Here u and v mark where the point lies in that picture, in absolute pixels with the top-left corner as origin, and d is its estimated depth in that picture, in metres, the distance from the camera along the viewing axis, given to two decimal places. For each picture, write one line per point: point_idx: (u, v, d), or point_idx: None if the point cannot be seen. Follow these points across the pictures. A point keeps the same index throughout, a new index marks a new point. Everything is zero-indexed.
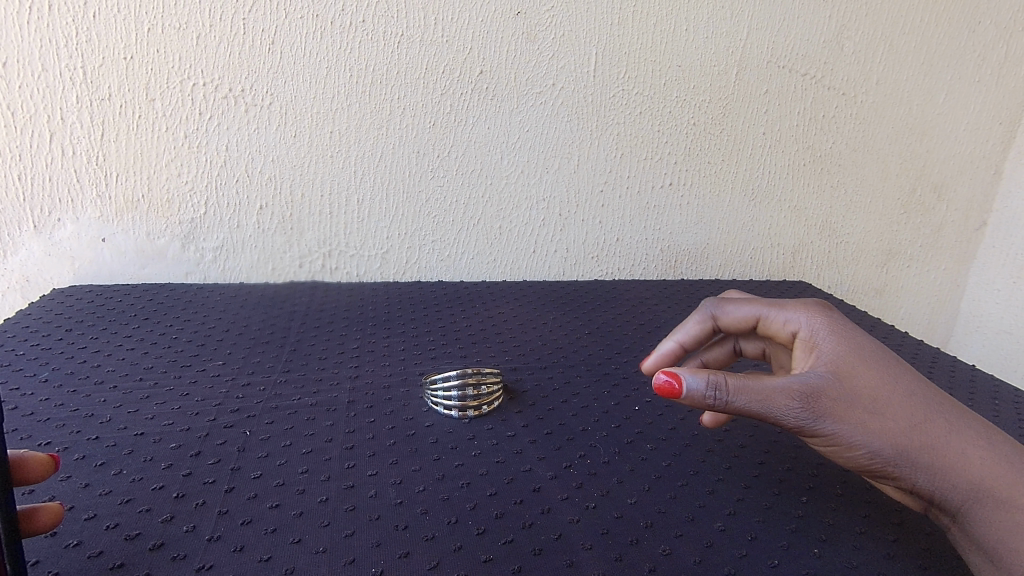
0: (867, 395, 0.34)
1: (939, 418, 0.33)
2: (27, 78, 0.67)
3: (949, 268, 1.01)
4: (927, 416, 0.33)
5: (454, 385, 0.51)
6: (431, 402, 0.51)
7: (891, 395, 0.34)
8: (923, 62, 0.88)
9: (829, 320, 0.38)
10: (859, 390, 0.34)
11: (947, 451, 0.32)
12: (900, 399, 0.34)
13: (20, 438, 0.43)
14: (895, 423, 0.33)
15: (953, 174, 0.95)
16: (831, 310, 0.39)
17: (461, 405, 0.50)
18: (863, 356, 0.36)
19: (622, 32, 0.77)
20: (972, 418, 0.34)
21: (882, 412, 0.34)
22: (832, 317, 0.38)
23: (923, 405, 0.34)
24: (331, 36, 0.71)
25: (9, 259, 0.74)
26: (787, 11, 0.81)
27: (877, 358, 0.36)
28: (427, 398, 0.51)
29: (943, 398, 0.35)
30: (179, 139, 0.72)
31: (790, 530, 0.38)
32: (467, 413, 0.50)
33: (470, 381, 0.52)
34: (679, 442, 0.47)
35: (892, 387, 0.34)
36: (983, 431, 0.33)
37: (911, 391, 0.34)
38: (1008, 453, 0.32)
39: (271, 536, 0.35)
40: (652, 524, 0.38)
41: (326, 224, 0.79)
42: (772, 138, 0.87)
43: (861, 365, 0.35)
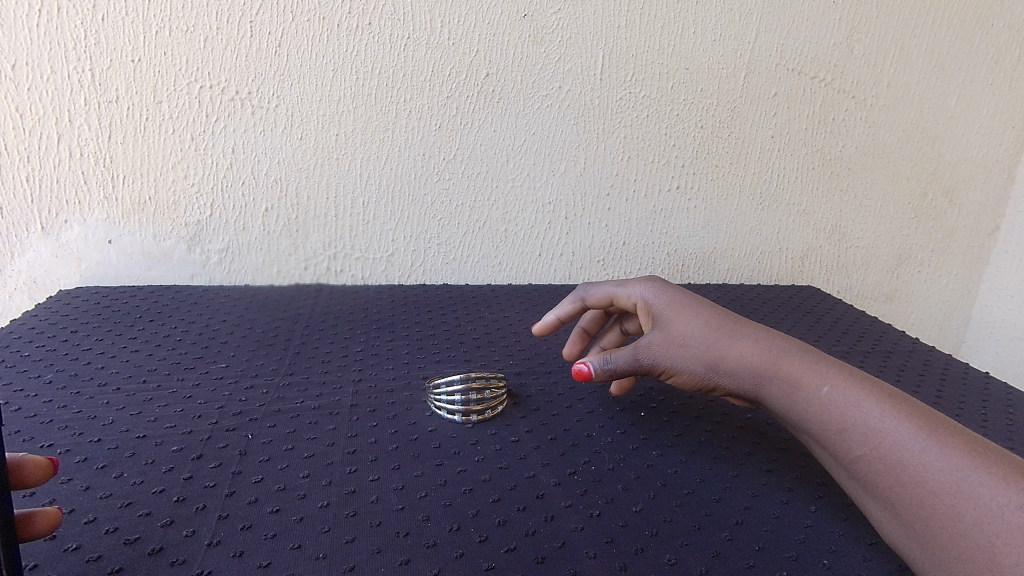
0: (672, 332, 0.44)
1: (729, 336, 0.42)
2: (36, 80, 0.67)
3: (960, 274, 1.00)
4: (719, 336, 0.42)
5: (456, 390, 0.50)
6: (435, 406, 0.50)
7: (695, 330, 0.43)
8: (934, 65, 0.87)
9: (652, 287, 0.48)
10: (667, 330, 0.44)
11: (734, 356, 0.41)
12: (698, 327, 0.43)
13: (22, 440, 0.43)
14: (698, 347, 0.43)
15: (965, 178, 0.94)
16: (656, 280, 0.49)
17: (464, 410, 0.49)
18: (674, 307, 0.45)
19: (629, 34, 0.77)
20: (759, 329, 0.43)
21: (687, 340, 0.43)
22: (655, 284, 0.48)
23: (718, 329, 0.43)
24: (337, 39, 0.71)
25: (17, 261, 0.74)
26: (796, 13, 0.80)
27: (683, 303, 0.45)
28: (430, 402, 0.51)
29: (737, 319, 0.44)
30: (185, 141, 0.72)
31: (799, 541, 0.37)
32: (469, 417, 0.49)
33: (473, 386, 0.50)
34: (685, 448, 0.47)
35: (691, 320, 0.44)
36: (764, 335, 0.42)
37: (708, 319, 0.43)
38: (784, 346, 0.41)
39: (271, 541, 0.35)
40: (657, 533, 0.37)
41: (331, 226, 0.79)
42: (781, 141, 0.86)
43: (670, 310, 0.45)
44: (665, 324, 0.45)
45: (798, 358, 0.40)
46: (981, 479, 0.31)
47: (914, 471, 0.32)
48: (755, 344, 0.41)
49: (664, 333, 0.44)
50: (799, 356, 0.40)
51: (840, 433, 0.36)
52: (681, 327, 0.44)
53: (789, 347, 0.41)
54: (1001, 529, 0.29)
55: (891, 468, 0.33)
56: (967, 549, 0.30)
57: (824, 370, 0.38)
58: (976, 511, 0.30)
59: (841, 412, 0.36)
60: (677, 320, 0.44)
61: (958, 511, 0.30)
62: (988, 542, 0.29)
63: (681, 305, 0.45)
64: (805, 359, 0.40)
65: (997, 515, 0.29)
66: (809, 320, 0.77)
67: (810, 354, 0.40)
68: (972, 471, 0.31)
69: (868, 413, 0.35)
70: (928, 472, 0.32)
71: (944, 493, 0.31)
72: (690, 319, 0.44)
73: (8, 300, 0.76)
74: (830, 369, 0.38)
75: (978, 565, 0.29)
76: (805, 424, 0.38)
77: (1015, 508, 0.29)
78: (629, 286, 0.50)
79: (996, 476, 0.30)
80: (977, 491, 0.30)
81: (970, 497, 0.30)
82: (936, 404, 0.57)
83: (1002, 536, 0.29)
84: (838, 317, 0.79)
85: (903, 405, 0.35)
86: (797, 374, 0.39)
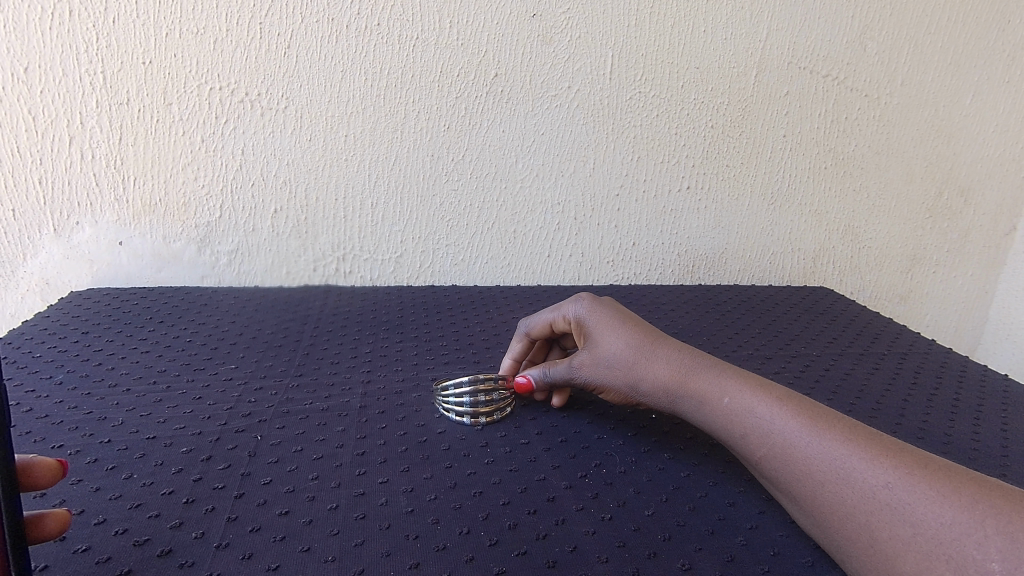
0: (599, 351, 0.47)
1: (647, 354, 0.46)
2: (49, 83, 0.67)
3: (977, 274, 0.98)
4: (638, 354, 0.46)
5: (464, 391, 0.49)
6: (445, 404, 0.50)
7: (618, 348, 0.47)
8: (949, 63, 0.86)
9: (583, 305, 0.51)
10: (595, 350, 0.48)
11: (652, 374, 0.45)
12: (620, 346, 0.47)
13: (34, 441, 0.43)
14: (620, 365, 0.46)
15: (981, 177, 0.92)
16: (587, 296, 0.52)
17: (472, 412, 0.49)
18: (602, 325, 0.49)
19: (639, 33, 0.76)
20: (674, 344, 0.46)
21: (611, 359, 0.47)
22: (585, 301, 0.51)
23: (636, 347, 0.46)
24: (346, 40, 0.71)
25: (29, 262, 0.74)
26: (808, 11, 0.79)
27: (609, 321, 0.49)
28: (440, 403, 0.50)
29: (654, 335, 0.47)
30: (196, 142, 0.72)
31: (815, 546, 0.37)
32: (478, 419, 0.49)
33: (481, 386, 0.50)
34: (697, 451, 0.46)
35: (614, 339, 0.47)
36: (676, 350, 0.46)
37: (630, 337, 0.47)
38: (694, 362, 0.45)
39: (280, 544, 0.35)
40: (670, 538, 0.37)
41: (340, 227, 0.79)
42: (793, 140, 0.85)
43: (598, 330, 0.49)
44: (592, 343, 0.48)
45: (706, 374, 0.43)
46: (855, 464, 0.34)
47: (803, 465, 0.36)
48: (667, 361, 0.45)
49: (592, 352, 0.48)
50: (705, 372, 0.44)
51: (742, 439, 0.40)
52: (606, 347, 0.47)
53: (697, 362, 0.45)
54: (874, 508, 0.32)
55: (785, 465, 0.37)
56: (852, 529, 0.33)
57: (727, 382, 0.42)
58: (854, 494, 0.33)
59: (742, 418, 0.40)
60: (603, 339, 0.48)
61: (839, 495, 0.34)
62: (866, 520, 0.32)
63: (606, 323, 0.49)
64: (711, 372, 0.43)
65: (871, 495, 0.33)
66: (822, 321, 0.76)
67: (716, 367, 0.44)
68: (848, 459, 0.34)
69: (762, 417, 0.39)
70: (812, 465, 0.36)
71: (828, 481, 0.35)
72: (613, 337, 0.47)
73: (21, 301, 0.76)
74: (732, 379, 0.42)
75: (861, 542, 0.33)
76: (715, 430, 0.42)
77: (883, 488, 0.33)
78: (563, 306, 0.52)
79: (867, 459, 0.34)
80: (853, 476, 0.34)
81: (848, 482, 0.34)
82: (954, 406, 0.56)
83: (876, 514, 0.32)
84: (851, 318, 0.78)
85: (792, 405, 0.39)
86: (703, 387, 0.43)
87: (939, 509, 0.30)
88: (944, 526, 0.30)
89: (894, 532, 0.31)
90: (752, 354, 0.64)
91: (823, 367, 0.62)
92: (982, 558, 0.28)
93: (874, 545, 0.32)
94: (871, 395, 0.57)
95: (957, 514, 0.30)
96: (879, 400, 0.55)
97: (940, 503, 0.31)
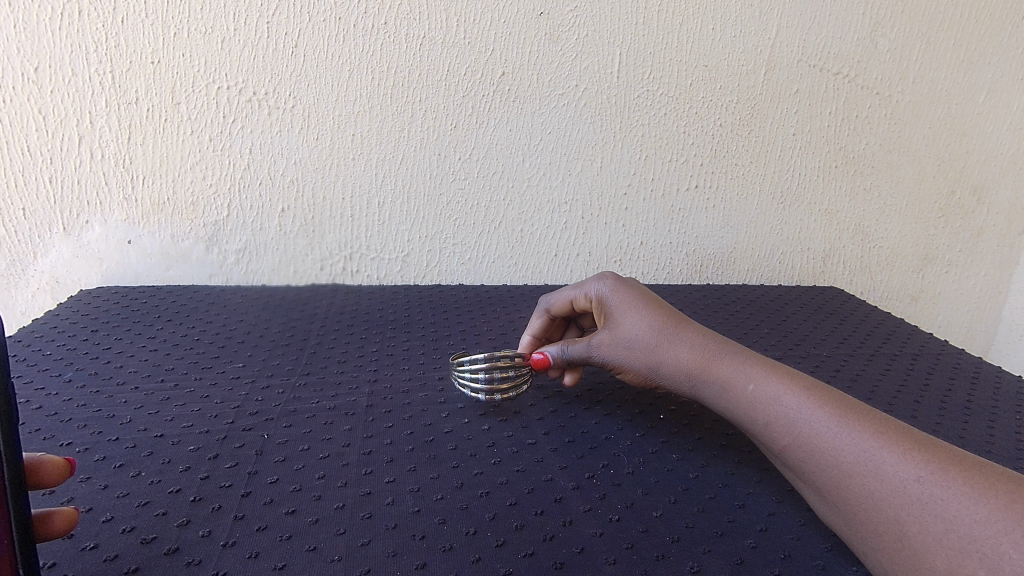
0: (620, 332, 0.48)
1: (669, 338, 0.46)
2: (58, 82, 0.68)
3: (990, 274, 0.97)
4: (658, 336, 0.47)
5: (481, 371, 0.50)
6: (464, 383, 0.52)
7: (640, 330, 0.48)
8: (962, 60, 0.84)
9: (606, 285, 0.53)
10: (616, 330, 0.49)
11: (674, 357, 0.46)
12: (642, 327, 0.48)
13: (42, 439, 0.44)
14: (640, 346, 0.47)
15: (994, 175, 0.91)
16: (610, 277, 0.53)
17: (487, 390, 0.50)
18: (624, 307, 0.50)
19: (647, 31, 0.76)
20: (697, 329, 0.47)
21: (632, 339, 0.48)
22: (609, 281, 0.53)
23: (658, 328, 0.47)
24: (354, 38, 0.71)
25: (39, 261, 0.75)
26: (818, 8, 0.79)
27: (632, 302, 0.50)
28: (459, 372, 0.52)
29: (677, 318, 0.48)
30: (204, 141, 0.72)
31: (826, 549, 0.36)
32: (493, 396, 0.51)
33: (498, 365, 0.50)
34: (706, 452, 0.46)
35: (636, 320, 0.48)
36: (699, 335, 0.46)
37: (651, 319, 0.48)
38: (717, 347, 0.45)
39: (286, 543, 0.35)
40: (679, 540, 0.36)
41: (347, 226, 0.79)
42: (802, 139, 0.85)
43: (621, 311, 0.50)
44: (614, 324, 0.49)
45: (730, 360, 0.44)
46: (885, 458, 0.34)
47: (829, 456, 0.36)
48: (691, 346, 0.45)
49: (613, 333, 0.49)
50: (728, 358, 0.44)
51: (766, 427, 0.40)
52: (628, 328, 0.48)
53: (720, 347, 0.45)
54: (905, 503, 0.32)
55: (811, 454, 0.36)
56: (879, 523, 0.33)
57: (751, 369, 0.42)
58: (883, 488, 0.33)
59: (765, 406, 0.40)
60: (625, 321, 0.49)
61: (867, 488, 0.33)
62: (895, 514, 0.32)
63: (629, 304, 0.50)
64: (735, 358, 0.43)
65: (901, 489, 0.32)
66: (833, 321, 0.75)
67: (741, 353, 0.44)
68: (878, 452, 0.34)
69: (788, 406, 0.39)
70: (839, 455, 0.35)
71: (856, 473, 0.34)
72: (635, 318, 0.48)
73: (31, 300, 0.77)
74: (757, 366, 0.42)
75: (889, 536, 0.32)
76: (737, 416, 0.42)
77: (914, 482, 0.32)
78: (586, 284, 0.54)
79: (898, 454, 0.33)
80: (882, 470, 0.33)
81: (877, 476, 0.33)
82: (967, 408, 0.55)
83: (906, 508, 0.32)
84: (862, 318, 0.77)
85: (819, 394, 0.38)
86: (726, 372, 0.43)
87: (973, 505, 0.30)
88: (979, 522, 0.29)
89: (925, 528, 0.31)
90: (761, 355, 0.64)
91: (833, 367, 0.62)
92: (1017, 558, 0.28)
93: (903, 540, 0.32)
94: (882, 396, 0.56)
95: (991, 511, 0.29)
96: (891, 402, 0.55)
97: (974, 500, 0.30)
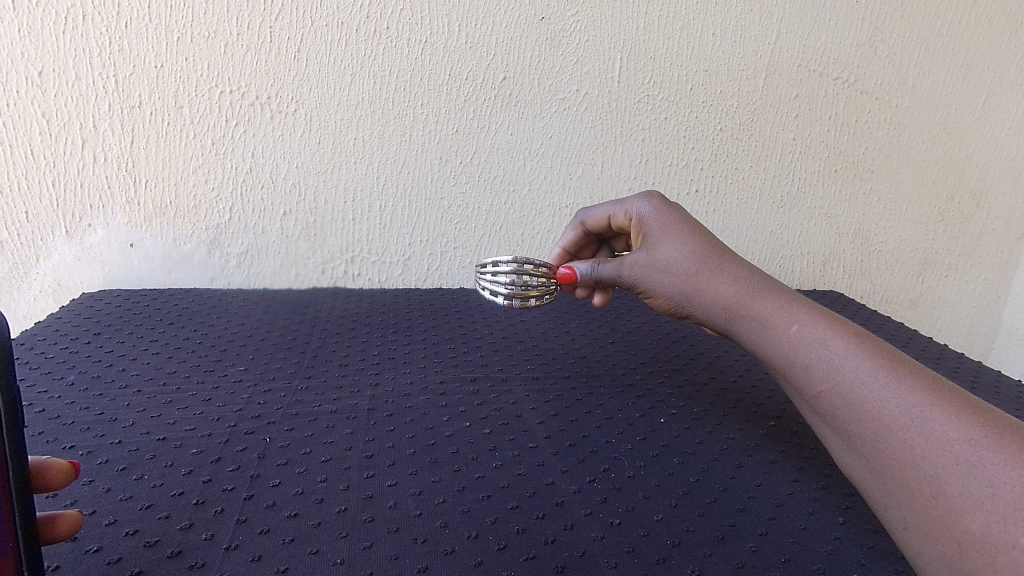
0: (659, 259, 0.49)
1: (710, 270, 0.46)
2: (62, 86, 0.68)
3: (990, 278, 0.97)
4: (698, 266, 0.47)
5: (506, 276, 0.54)
6: (488, 285, 0.56)
7: (678, 258, 0.48)
8: (961, 65, 0.85)
9: (649, 204, 0.52)
10: (654, 255, 0.49)
11: (712, 289, 0.45)
12: (682, 255, 0.48)
13: (45, 441, 0.44)
14: (677, 274, 0.48)
15: (994, 180, 0.91)
16: (656, 196, 0.52)
17: (510, 294, 0.54)
18: (666, 231, 0.50)
19: (647, 37, 0.76)
20: (741, 264, 0.46)
21: (669, 266, 0.48)
22: (653, 201, 0.52)
23: (699, 257, 0.47)
24: (356, 43, 0.71)
25: (42, 264, 0.75)
26: (818, 13, 0.79)
27: (675, 227, 0.49)
28: (484, 279, 0.56)
29: (722, 249, 0.47)
30: (206, 145, 0.73)
31: (826, 553, 0.36)
32: (514, 302, 0.54)
33: (523, 270, 0.54)
34: (706, 456, 0.46)
35: (677, 246, 0.48)
36: (744, 271, 0.45)
37: (694, 247, 0.47)
38: (760, 284, 0.44)
39: (289, 546, 0.35)
40: (679, 544, 0.36)
41: (349, 229, 0.79)
42: (802, 143, 0.85)
43: (661, 236, 0.49)
44: (653, 249, 0.50)
45: (773, 300, 0.42)
46: (935, 416, 0.32)
47: (871, 407, 0.34)
48: (733, 281, 0.45)
49: (650, 259, 0.49)
50: (772, 297, 0.43)
51: (803, 370, 0.38)
52: (667, 254, 0.48)
53: (764, 285, 0.44)
54: (948, 463, 0.30)
55: (849, 402, 0.35)
56: (914, 479, 0.31)
57: (797, 311, 0.41)
58: (927, 445, 0.31)
59: (807, 349, 0.38)
60: (665, 247, 0.49)
61: (907, 443, 0.32)
62: (934, 471, 0.30)
63: (672, 228, 0.49)
64: (780, 299, 0.42)
65: (946, 448, 0.30)
66: None
67: (787, 296, 0.43)
68: (928, 410, 0.32)
69: (835, 350, 0.37)
70: (881, 406, 0.33)
71: (898, 427, 0.32)
72: (676, 245, 0.48)
73: (33, 302, 0.77)
74: (806, 310, 0.41)
75: (921, 494, 0.31)
76: (772, 354, 0.41)
77: (963, 444, 0.30)
78: (628, 203, 0.54)
79: (951, 415, 0.31)
80: (929, 427, 0.31)
81: (922, 432, 0.31)
82: None
83: (948, 468, 0.30)
84: (862, 322, 0.77)
85: (870, 345, 0.37)
86: (766, 312, 0.42)
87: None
88: None
89: (967, 489, 0.29)
90: None
91: None
92: None
93: (936, 498, 0.30)
94: None
95: None
96: None
97: None
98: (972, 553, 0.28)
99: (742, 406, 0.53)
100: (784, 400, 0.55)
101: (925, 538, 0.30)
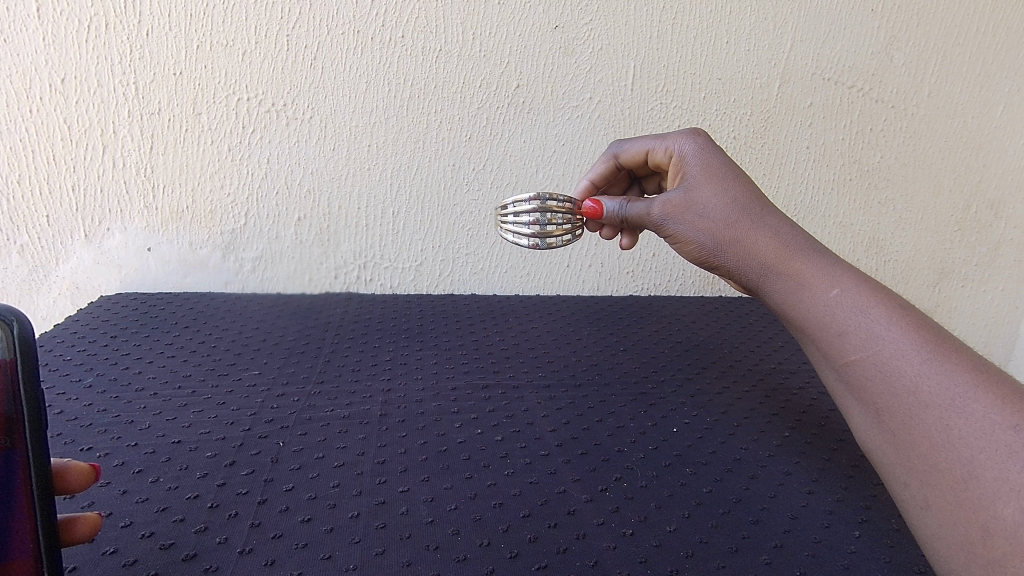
0: (696, 203, 0.48)
1: (747, 220, 0.46)
2: (84, 93, 0.69)
3: (1008, 289, 0.95)
4: (737, 215, 0.46)
5: (529, 216, 0.55)
6: (510, 229, 0.57)
7: (717, 204, 0.47)
8: (979, 74, 0.83)
9: (692, 145, 0.51)
10: (692, 198, 0.48)
11: (749, 239, 0.45)
12: (721, 202, 0.47)
13: (63, 443, 0.44)
14: (713, 220, 0.47)
15: (1013, 190, 0.89)
16: (700, 137, 0.52)
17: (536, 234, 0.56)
18: (708, 174, 0.49)
19: (660, 45, 0.76)
20: (782, 219, 0.45)
21: (706, 212, 0.47)
22: (697, 142, 0.51)
23: (739, 207, 0.46)
24: (371, 51, 0.72)
25: (61, 267, 0.76)
26: (833, 22, 0.79)
27: (717, 171, 0.49)
28: (509, 217, 0.57)
29: (763, 201, 0.47)
30: (223, 151, 0.74)
31: (841, 567, 0.36)
32: (540, 242, 0.56)
33: (546, 210, 0.55)
34: (719, 466, 0.45)
35: (718, 191, 0.48)
36: (784, 228, 0.44)
37: (734, 195, 0.47)
38: (801, 243, 0.43)
39: (302, 551, 0.35)
40: (692, 555, 0.36)
41: (362, 236, 0.80)
42: (816, 151, 0.85)
43: (703, 179, 0.49)
44: (691, 190, 0.49)
45: (813, 260, 0.41)
46: (978, 397, 0.31)
47: (909, 381, 0.33)
48: (773, 237, 0.44)
49: (687, 201, 0.49)
50: (812, 255, 0.42)
51: (838, 337, 0.37)
52: (706, 198, 0.48)
53: (805, 243, 0.43)
54: (987, 446, 0.29)
55: (885, 375, 0.34)
56: (944, 460, 0.31)
57: (837, 273, 0.40)
58: (966, 426, 0.30)
59: (845, 314, 0.37)
60: (705, 191, 0.48)
61: (944, 423, 0.31)
62: (970, 454, 0.30)
63: (713, 171, 0.49)
64: (819, 259, 0.41)
65: (988, 431, 0.30)
66: None
67: (829, 256, 0.41)
68: (972, 391, 0.31)
69: (875, 319, 0.36)
70: (920, 383, 0.33)
71: (935, 405, 0.32)
72: (716, 190, 0.48)
73: (52, 305, 0.78)
74: (848, 273, 0.39)
75: (952, 476, 0.30)
76: (802, 312, 0.40)
77: (1007, 428, 0.29)
78: (671, 139, 0.53)
79: (995, 398, 0.31)
80: (970, 408, 0.31)
81: (962, 413, 0.31)
82: None
83: (985, 452, 0.29)
84: None
85: (912, 317, 0.36)
86: (805, 270, 0.41)
87: None
88: None
89: (1004, 475, 0.28)
90: (775, 368, 0.63)
91: None
92: None
93: (968, 482, 0.29)
94: None
95: None
96: None
97: None
98: (1000, 539, 0.28)
99: (755, 417, 0.53)
100: (799, 411, 0.54)
101: (947, 519, 0.30)
